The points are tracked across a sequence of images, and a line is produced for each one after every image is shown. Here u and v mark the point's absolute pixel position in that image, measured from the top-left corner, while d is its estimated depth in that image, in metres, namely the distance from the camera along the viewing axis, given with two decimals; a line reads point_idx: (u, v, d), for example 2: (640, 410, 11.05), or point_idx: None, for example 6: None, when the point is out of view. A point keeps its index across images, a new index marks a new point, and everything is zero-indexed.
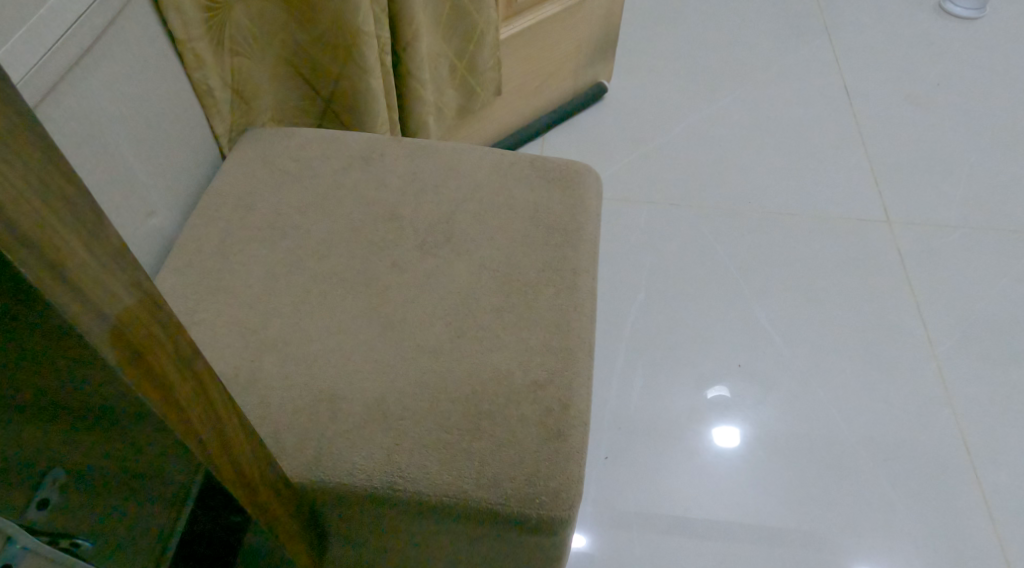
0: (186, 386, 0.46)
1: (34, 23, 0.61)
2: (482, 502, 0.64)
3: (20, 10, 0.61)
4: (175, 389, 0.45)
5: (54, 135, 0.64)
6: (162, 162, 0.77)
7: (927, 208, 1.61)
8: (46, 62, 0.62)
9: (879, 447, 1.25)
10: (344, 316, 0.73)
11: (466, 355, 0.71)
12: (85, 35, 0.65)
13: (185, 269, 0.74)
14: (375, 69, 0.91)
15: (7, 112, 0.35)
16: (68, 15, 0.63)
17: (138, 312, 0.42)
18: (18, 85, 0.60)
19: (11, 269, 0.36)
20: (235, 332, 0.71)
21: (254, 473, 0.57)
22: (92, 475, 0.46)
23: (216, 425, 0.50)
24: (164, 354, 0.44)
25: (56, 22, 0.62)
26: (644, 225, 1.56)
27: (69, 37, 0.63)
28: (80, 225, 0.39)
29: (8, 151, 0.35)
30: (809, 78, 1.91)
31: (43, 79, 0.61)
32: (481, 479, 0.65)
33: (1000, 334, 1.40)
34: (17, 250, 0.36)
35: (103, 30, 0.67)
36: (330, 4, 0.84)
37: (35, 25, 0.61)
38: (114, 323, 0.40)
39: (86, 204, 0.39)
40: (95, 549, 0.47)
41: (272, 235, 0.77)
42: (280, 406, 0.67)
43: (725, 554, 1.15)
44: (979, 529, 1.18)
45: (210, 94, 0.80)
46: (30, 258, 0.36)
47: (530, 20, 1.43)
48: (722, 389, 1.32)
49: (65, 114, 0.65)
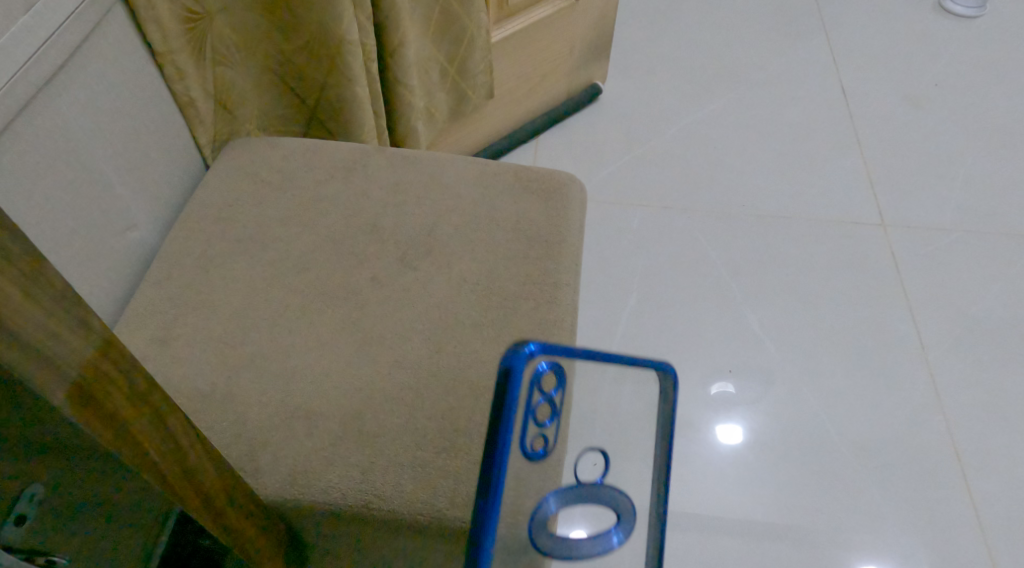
0: (140, 417, 0.51)
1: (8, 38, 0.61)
2: (457, 521, 0.65)
3: None
4: (127, 419, 0.50)
5: (25, 154, 0.64)
6: (142, 176, 0.77)
7: (923, 211, 1.60)
8: (18, 79, 0.62)
9: (870, 453, 1.24)
10: (323, 331, 0.73)
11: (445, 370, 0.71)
12: (59, 52, 0.65)
13: (165, 283, 0.74)
14: (360, 78, 0.90)
15: None
16: (42, 31, 0.63)
17: (82, 346, 0.47)
18: None
19: None
20: (213, 348, 0.71)
21: (226, 506, 0.59)
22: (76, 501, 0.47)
23: (176, 455, 0.54)
24: (113, 385, 0.49)
25: (30, 37, 0.62)
26: (637, 228, 1.55)
27: (42, 53, 0.63)
28: None
29: None
30: (805, 78, 1.90)
31: (14, 96, 0.62)
32: (456, 497, 0.65)
33: (994, 338, 1.39)
34: None
35: (79, 44, 0.67)
36: (313, 14, 0.84)
37: (8, 41, 0.61)
38: (54, 355, 0.45)
39: None
40: None
41: (253, 247, 0.77)
42: (257, 423, 0.67)
43: (712, 560, 1.15)
44: (968, 537, 1.17)
45: (191, 105, 0.80)
46: None
47: (522, 22, 1.43)
48: (715, 393, 1.31)
49: (38, 129, 0.65)
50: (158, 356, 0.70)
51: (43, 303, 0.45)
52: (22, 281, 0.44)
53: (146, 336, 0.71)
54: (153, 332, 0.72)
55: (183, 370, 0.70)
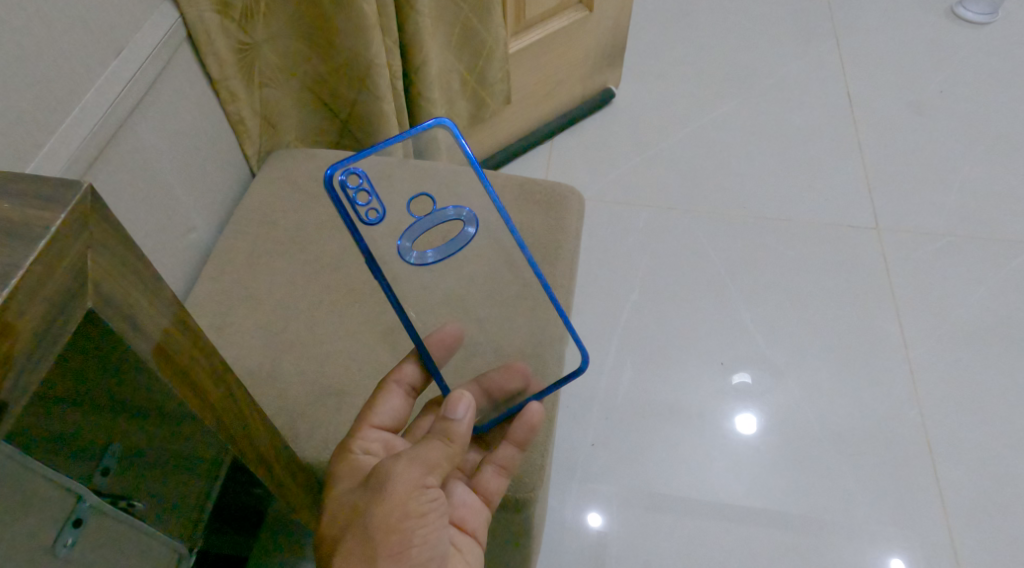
0: (217, 390, 0.60)
1: (96, 87, 0.75)
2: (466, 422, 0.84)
3: (81, 85, 0.74)
4: (204, 392, 0.59)
5: (110, 174, 0.77)
6: (201, 186, 0.90)
7: (916, 216, 1.69)
8: (105, 118, 0.75)
9: (846, 441, 1.35)
10: (352, 323, 0.86)
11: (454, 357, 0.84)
12: (141, 88, 0.78)
13: (218, 278, 0.88)
14: (387, 96, 1.02)
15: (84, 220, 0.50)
16: (122, 77, 0.76)
17: (173, 332, 0.56)
18: (84, 140, 0.73)
19: (92, 316, 0.51)
20: (259, 334, 0.84)
21: (276, 458, 0.71)
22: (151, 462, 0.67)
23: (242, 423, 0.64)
24: (197, 362, 0.58)
25: (112, 85, 0.76)
26: (642, 227, 1.66)
27: (122, 97, 0.76)
28: (142, 280, 0.53)
29: (85, 234, 0.50)
30: (812, 84, 1.98)
31: (104, 131, 0.75)
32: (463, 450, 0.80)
33: (975, 339, 1.48)
34: (100, 304, 0.51)
35: (152, 82, 0.80)
36: (346, 42, 0.96)
37: (96, 91, 0.75)
38: (153, 337, 0.54)
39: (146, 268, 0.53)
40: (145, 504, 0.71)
41: (293, 249, 0.90)
42: (296, 399, 0.81)
43: (694, 534, 1.27)
44: (932, 521, 1.28)
45: (242, 123, 0.93)
46: (102, 303, 0.51)
47: (538, 34, 1.53)
48: (733, 382, 1.43)
49: (121, 152, 0.78)
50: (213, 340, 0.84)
51: (149, 297, 0.54)
52: (142, 288, 0.53)
53: (203, 322, 0.85)
54: (209, 320, 0.85)
55: (235, 352, 0.83)
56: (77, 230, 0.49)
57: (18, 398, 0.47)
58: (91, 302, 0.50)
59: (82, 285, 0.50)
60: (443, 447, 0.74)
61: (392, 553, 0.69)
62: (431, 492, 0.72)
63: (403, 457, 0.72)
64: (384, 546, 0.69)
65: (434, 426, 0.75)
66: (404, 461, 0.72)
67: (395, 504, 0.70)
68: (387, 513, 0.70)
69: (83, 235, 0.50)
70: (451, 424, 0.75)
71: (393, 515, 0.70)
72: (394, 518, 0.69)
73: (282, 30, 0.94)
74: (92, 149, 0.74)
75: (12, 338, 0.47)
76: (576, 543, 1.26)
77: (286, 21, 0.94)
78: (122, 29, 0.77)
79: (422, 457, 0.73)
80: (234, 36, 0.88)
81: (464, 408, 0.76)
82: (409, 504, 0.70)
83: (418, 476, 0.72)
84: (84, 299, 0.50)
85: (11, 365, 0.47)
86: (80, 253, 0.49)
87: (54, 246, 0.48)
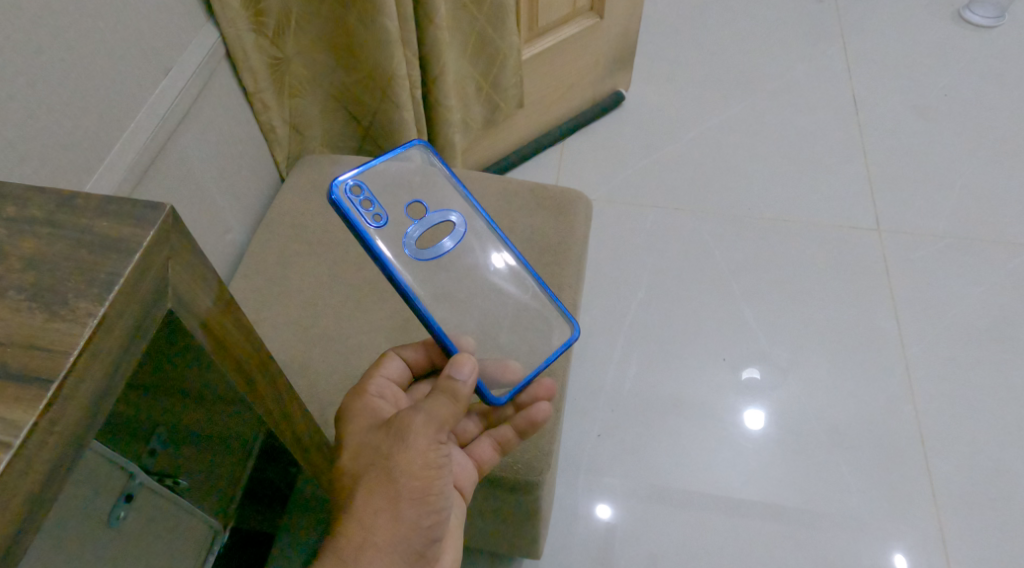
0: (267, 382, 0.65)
1: (152, 100, 0.83)
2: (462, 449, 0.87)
3: (133, 101, 0.81)
4: (257, 383, 0.64)
5: (159, 183, 0.86)
6: (234, 191, 0.99)
7: (917, 218, 1.73)
8: (155, 131, 0.83)
9: (841, 436, 1.41)
10: (374, 318, 0.93)
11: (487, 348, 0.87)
12: (186, 103, 0.87)
13: (253, 276, 0.96)
14: (406, 105, 1.09)
15: (178, 235, 0.53)
16: (170, 93, 0.85)
17: (234, 331, 0.59)
18: (137, 153, 0.81)
19: (176, 319, 0.54)
20: (291, 328, 0.92)
21: (312, 441, 0.77)
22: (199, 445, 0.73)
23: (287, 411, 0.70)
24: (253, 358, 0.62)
25: (163, 100, 0.84)
26: (650, 227, 1.72)
27: (170, 112, 0.85)
28: (215, 289, 0.57)
29: (174, 250, 0.53)
30: (819, 86, 2.01)
31: (154, 142, 0.83)
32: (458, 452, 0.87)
33: (970, 340, 1.53)
34: (181, 310, 0.54)
35: (194, 98, 0.88)
36: (369, 56, 1.03)
37: (153, 102, 0.83)
38: (216, 335, 0.58)
39: (216, 277, 0.57)
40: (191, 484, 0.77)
41: (321, 249, 0.98)
42: (325, 388, 0.88)
43: (695, 522, 1.33)
44: (922, 512, 1.34)
45: (273, 131, 1.02)
46: (182, 308, 0.54)
47: (550, 41, 1.60)
48: (741, 378, 1.49)
49: (169, 162, 0.87)
50: None
51: (220, 304, 0.58)
52: (214, 290, 0.57)
53: None
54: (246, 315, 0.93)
55: (269, 344, 0.91)
56: (163, 243, 0.52)
57: (115, 392, 0.50)
58: (170, 304, 0.53)
59: (168, 295, 0.53)
60: (449, 403, 0.80)
61: (417, 495, 0.77)
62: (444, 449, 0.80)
63: (418, 410, 0.79)
64: (404, 489, 0.76)
65: (438, 382, 0.80)
66: (420, 416, 0.79)
67: (414, 453, 0.77)
68: (411, 463, 0.77)
69: (173, 251, 0.53)
70: (455, 382, 0.79)
71: (414, 462, 0.77)
72: (417, 466, 0.77)
73: (309, 45, 1.02)
74: (143, 161, 0.82)
75: (110, 339, 0.50)
76: (582, 529, 1.33)
77: (313, 37, 1.02)
78: (172, 50, 0.85)
79: (433, 412, 0.79)
80: (267, 52, 0.97)
81: (467, 366, 0.80)
82: (426, 454, 0.78)
83: (433, 431, 0.79)
84: (170, 306, 0.53)
85: (118, 357, 0.50)
86: (162, 265, 0.52)
87: (144, 259, 0.51)
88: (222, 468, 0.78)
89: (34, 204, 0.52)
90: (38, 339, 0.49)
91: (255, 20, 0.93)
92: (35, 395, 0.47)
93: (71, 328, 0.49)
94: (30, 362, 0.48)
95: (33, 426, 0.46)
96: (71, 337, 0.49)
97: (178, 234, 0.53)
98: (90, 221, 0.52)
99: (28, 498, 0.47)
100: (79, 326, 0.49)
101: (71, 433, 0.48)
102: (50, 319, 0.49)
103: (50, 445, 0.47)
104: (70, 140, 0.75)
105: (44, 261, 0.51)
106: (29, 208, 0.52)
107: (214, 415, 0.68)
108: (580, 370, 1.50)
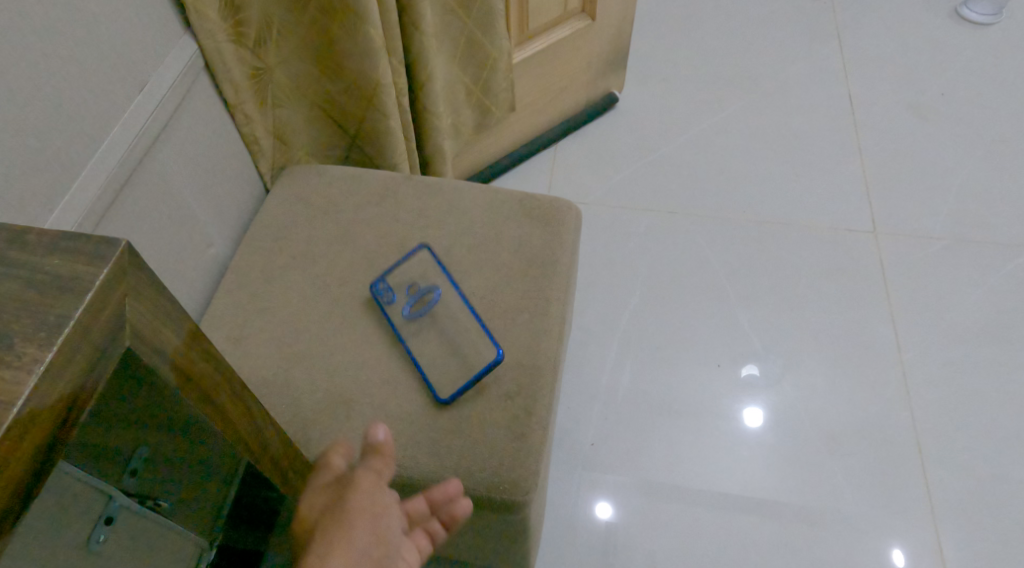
0: (234, 407, 0.67)
1: (124, 119, 0.82)
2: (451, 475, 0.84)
3: (103, 121, 0.80)
4: (224, 410, 0.65)
5: (134, 202, 0.85)
6: (216, 206, 0.98)
7: (914, 219, 1.71)
8: (130, 151, 0.82)
9: (837, 443, 1.39)
10: (358, 334, 0.92)
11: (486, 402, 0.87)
12: (162, 119, 0.86)
13: (235, 292, 0.95)
14: (392, 113, 1.08)
15: (131, 267, 0.54)
16: (142, 113, 0.83)
17: (199, 362, 0.61)
18: (109, 174, 0.80)
19: (137, 357, 0.55)
20: (274, 345, 0.91)
21: (284, 463, 0.78)
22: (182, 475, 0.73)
23: (256, 434, 0.71)
24: (219, 386, 0.64)
25: (135, 119, 0.83)
26: (643, 231, 1.69)
27: (143, 130, 0.83)
28: (176, 321, 0.58)
29: (130, 285, 0.54)
30: (814, 86, 1.99)
31: (128, 162, 0.82)
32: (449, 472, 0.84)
33: (967, 343, 1.51)
34: (143, 346, 0.55)
35: (170, 115, 0.87)
36: (354, 64, 1.02)
37: (124, 121, 0.82)
38: (178, 366, 0.59)
39: (175, 308, 0.58)
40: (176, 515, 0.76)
41: (305, 263, 0.97)
42: (308, 406, 0.87)
43: (689, 531, 1.31)
44: (919, 519, 1.32)
45: (256, 143, 1.01)
46: (144, 343, 0.55)
47: (541, 44, 1.58)
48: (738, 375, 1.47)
49: (144, 181, 0.86)
50: (232, 350, 0.91)
51: (183, 338, 0.59)
52: (174, 323, 0.58)
53: (222, 335, 0.92)
54: (227, 332, 0.92)
55: (251, 361, 0.90)
56: (120, 277, 0.53)
57: (68, 434, 0.51)
58: (129, 340, 0.54)
59: (132, 329, 0.54)
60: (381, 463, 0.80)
61: (367, 528, 0.73)
62: (390, 496, 0.77)
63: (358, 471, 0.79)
64: (355, 522, 0.73)
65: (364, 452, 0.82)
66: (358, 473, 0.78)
67: (361, 495, 0.75)
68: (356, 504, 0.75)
69: (130, 286, 0.54)
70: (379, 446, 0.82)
71: (362, 502, 0.75)
72: (363, 504, 0.75)
73: (292, 55, 1.01)
74: (116, 181, 0.81)
75: (60, 384, 0.50)
76: (574, 538, 1.30)
77: (295, 48, 1.01)
78: (145, 65, 0.84)
79: (373, 468, 0.79)
80: (249, 63, 0.96)
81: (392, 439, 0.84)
82: (373, 497, 0.76)
83: (375, 479, 0.78)
84: (133, 343, 0.54)
85: (68, 402, 0.51)
86: (120, 301, 0.53)
87: (98, 295, 0.52)
88: (204, 494, 0.77)
89: None
90: None
91: (234, 31, 0.92)
92: None
93: (16, 375, 0.49)
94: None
95: None
96: (16, 385, 0.49)
97: (132, 267, 0.54)
98: (42, 259, 0.53)
99: None
100: (25, 372, 0.49)
101: (23, 479, 0.49)
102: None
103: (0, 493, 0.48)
104: (39, 160, 0.74)
105: None
106: None
107: (187, 443, 0.67)
108: (573, 377, 1.48)
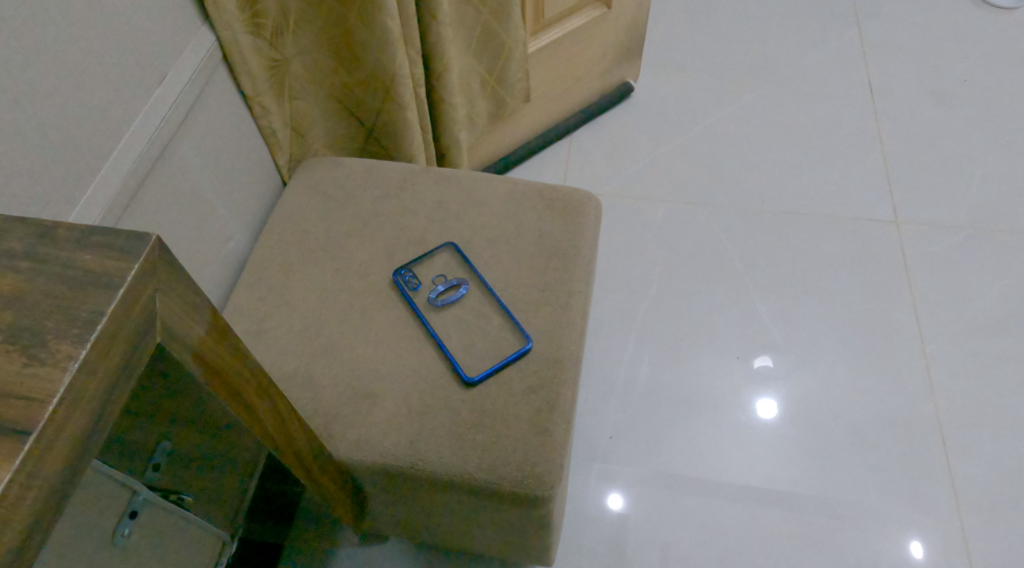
0: (259, 401, 0.67)
1: (145, 112, 0.82)
2: (473, 470, 0.83)
3: (123, 114, 0.80)
4: (248, 404, 0.66)
5: (156, 196, 0.85)
6: (235, 200, 0.98)
7: (936, 208, 1.69)
8: (151, 145, 0.82)
9: (860, 435, 1.38)
10: (379, 327, 0.92)
11: (504, 392, 0.87)
12: (181, 112, 0.85)
13: (254, 285, 0.95)
14: (409, 104, 1.08)
15: (163, 264, 0.54)
16: (162, 106, 0.83)
17: (225, 356, 0.62)
18: (132, 168, 0.80)
19: (166, 353, 0.56)
20: (295, 339, 0.91)
21: (310, 459, 0.78)
22: (206, 472, 0.72)
23: (283, 428, 0.72)
24: (245, 380, 0.65)
25: (155, 112, 0.82)
26: (661, 221, 1.68)
27: (164, 124, 0.83)
28: (204, 317, 0.59)
29: (162, 281, 0.54)
30: (833, 74, 1.96)
31: (150, 156, 0.82)
32: (470, 467, 0.83)
33: (991, 334, 1.49)
34: (172, 343, 0.56)
35: (190, 108, 0.87)
36: (372, 55, 1.01)
37: (146, 114, 0.82)
38: (203, 361, 0.59)
39: (203, 303, 0.58)
40: (202, 511, 0.75)
41: (324, 256, 0.97)
42: (329, 400, 0.87)
43: (710, 523, 1.30)
44: (944, 513, 1.31)
45: (273, 136, 1.01)
46: (173, 340, 0.56)
47: (557, 32, 1.56)
48: (756, 366, 1.46)
49: (165, 175, 0.85)
50: (253, 344, 0.90)
51: (210, 333, 0.60)
52: (202, 318, 0.58)
53: (242, 328, 0.91)
54: (247, 326, 0.91)
55: (272, 355, 0.90)
56: (150, 274, 0.53)
57: (100, 433, 0.51)
58: (159, 337, 0.55)
59: (162, 326, 0.55)
60: None
61: None
62: None
63: None
64: None
65: None
66: None
67: None
68: None
69: (162, 280, 0.54)
70: None
71: None
72: None
73: (309, 47, 1.01)
74: (138, 174, 0.81)
75: (92, 380, 0.50)
76: (594, 529, 1.30)
77: (312, 38, 1.00)
78: (164, 57, 0.84)
79: None
80: (266, 54, 0.95)
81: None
82: None
83: None
84: (162, 340, 0.55)
85: (98, 399, 0.51)
86: (150, 298, 0.53)
87: (129, 292, 0.52)
88: (227, 489, 0.77)
89: (13, 237, 0.53)
90: (15, 388, 0.48)
91: (252, 23, 0.91)
92: (9, 450, 0.46)
93: (50, 373, 0.49)
94: (5, 412, 0.48)
95: (10, 481, 0.46)
96: (50, 382, 0.48)
97: (163, 263, 0.54)
98: (72, 254, 0.52)
99: (13, 550, 0.46)
100: (59, 370, 0.49)
101: (59, 479, 0.49)
102: (27, 363, 0.49)
103: (35, 492, 0.47)
104: (60, 154, 0.74)
105: (23, 297, 0.51)
106: (8, 241, 0.53)
107: (213, 438, 0.67)
108: (591, 368, 1.47)
